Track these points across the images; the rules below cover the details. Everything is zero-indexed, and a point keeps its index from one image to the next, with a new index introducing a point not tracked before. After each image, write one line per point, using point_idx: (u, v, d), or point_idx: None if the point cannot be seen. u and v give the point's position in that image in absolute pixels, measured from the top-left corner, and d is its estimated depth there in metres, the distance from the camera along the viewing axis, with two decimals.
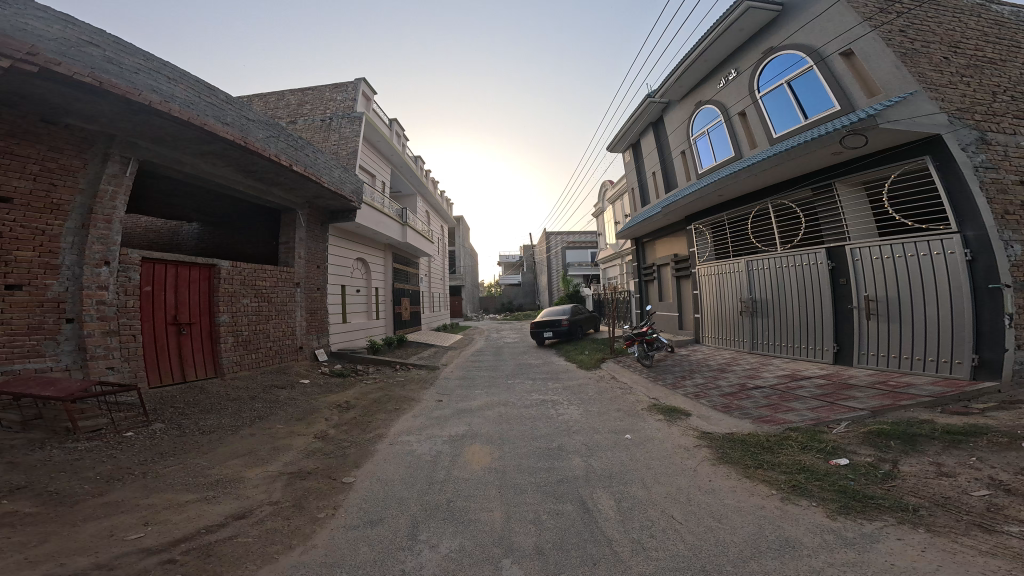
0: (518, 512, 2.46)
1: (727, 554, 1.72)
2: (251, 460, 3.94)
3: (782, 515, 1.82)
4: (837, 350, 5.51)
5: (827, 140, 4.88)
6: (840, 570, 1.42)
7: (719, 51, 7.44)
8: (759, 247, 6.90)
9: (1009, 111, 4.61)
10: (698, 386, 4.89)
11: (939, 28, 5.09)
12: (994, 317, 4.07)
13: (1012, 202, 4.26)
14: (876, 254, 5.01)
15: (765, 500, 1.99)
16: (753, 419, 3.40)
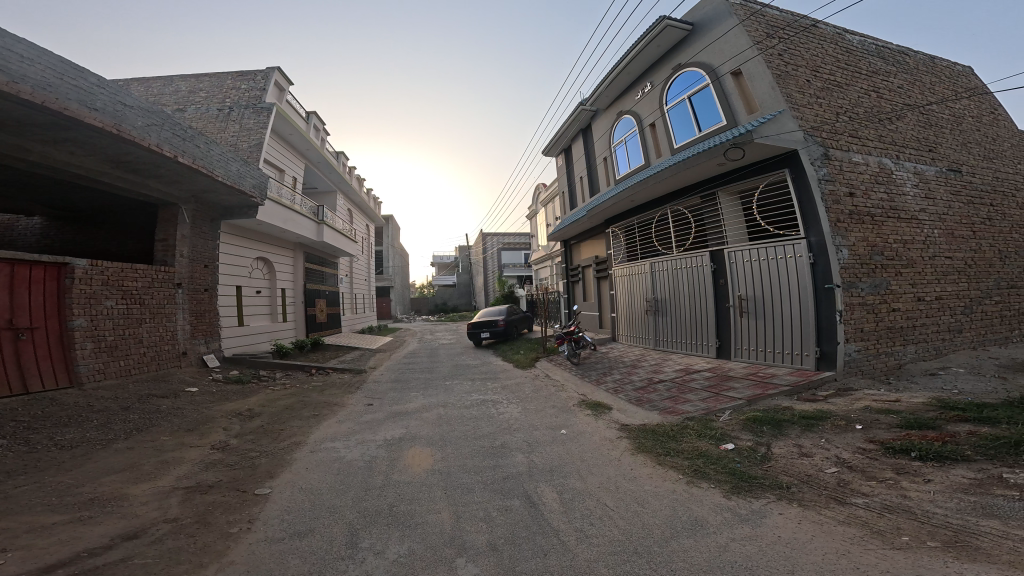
0: (469, 512, 2.62)
1: (653, 535, 2.02)
2: (133, 475, 3.42)
3: (689, 498, 2.24)
4: (720, 346, 6.47)
5: (715, 153, 5.61)
6: (741, 543, 1.80)
7: (639, 66, 7.89)
8: (659, 249, 7.74)
9: (846, 130, 5.71)
10: (616, 381, 5.54)
11: (807, 53, 6.04)
12: (829, 311, 5.11)
13: (842, 212, 5.32)
14: (746, 259, 6.02)
15: (675, 485, 2.41)
16: (659, 410, 4.06)
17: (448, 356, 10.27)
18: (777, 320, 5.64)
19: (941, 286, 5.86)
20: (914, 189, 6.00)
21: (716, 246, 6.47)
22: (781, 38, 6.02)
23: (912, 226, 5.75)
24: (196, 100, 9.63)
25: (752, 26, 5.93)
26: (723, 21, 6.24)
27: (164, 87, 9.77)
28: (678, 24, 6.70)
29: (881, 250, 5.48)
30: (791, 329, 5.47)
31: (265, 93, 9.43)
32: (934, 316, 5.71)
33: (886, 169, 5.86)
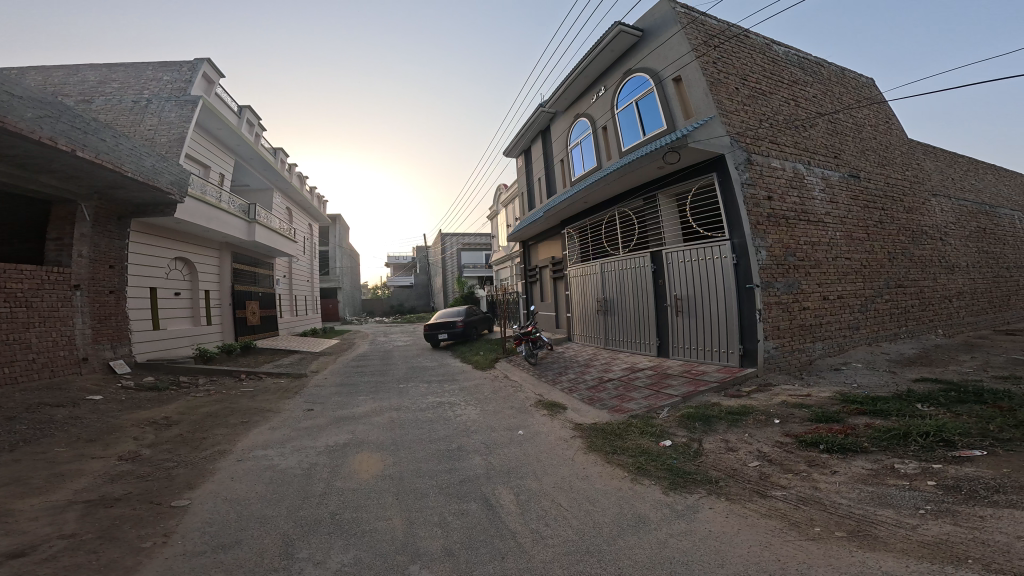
0: (421, 517, 2.62)
1: (601, 533, 2.12)
2: (21, 491, 3.02)
3: (634, 495, 2.39)
4: (659, 345, 6.87)
5: (654, 156, 5.92)
6: (677, 538, 1.95)
7: (595, 71, 8.10)
8: (607, 250, 8.10)
9: (767, 136, 6.22)
10: (570, 380, 5.78)
11: (738, 61, 6.46)
12: (750, 310, 5.57)
13: (762, 215, 5.79)
14: (682, 262, 6.42)
15: (620, 483, 2.56)
16: (608, 409, 4.32)
17: (399, 359, 10.12)
18: (707, 320, 6.08)
19: (843, 285, 6.62)
20: (821, 194, 6.70)
21: (656, 248, 6.85)
22: (718, 47, 6.35)
23: (820, 228, 6.42)
24: (107, 91, 8.96)
25: (693, 32, 6.18)
26: (667, 28, 6.47)
27: (69, 76, 8.91)
28: (630, 31, 6.89)
29: (794, 251, 6.07)
30: (720, 328, 5.90)
31: (189, 84, 9.20)
32: (838, 312, 6.44)
33: (799, 175, 6.47)
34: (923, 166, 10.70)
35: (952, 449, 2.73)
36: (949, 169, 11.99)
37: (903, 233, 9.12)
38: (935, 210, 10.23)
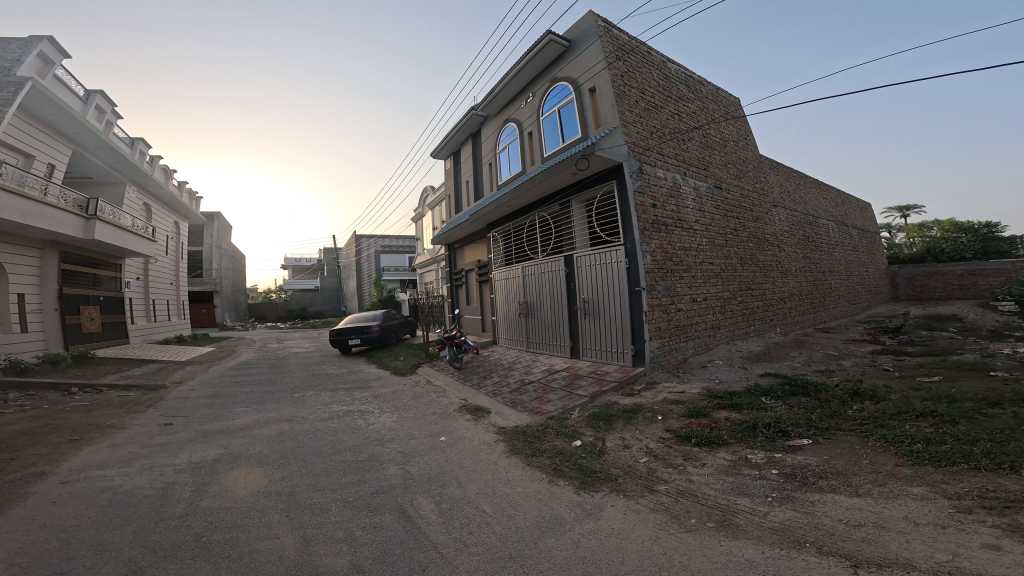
0: (325, 534, 2.53)
1: (522, 538, 2.27)
2: None
3: (551, 498, 2.68)
4: (571, 347, 7.42)
5: (567, 162, 6.47)
6: (588, 537, 2.17)
7: (524, 78, 8.75)
8: (529, 255, 8.71)
9: (655, 148, 6.89)
10: (495, 384, 6.57)
11: (641, 77, 7.03)
12: (637, 310, 6.23)
13: (648, 221, 6.45)
14: (590, 267, 7.05)
15: (541, 485, 2.91)
16: (529, 411, 5.09)
17: (293, 370, 9.71)
18: (606, 321, 6.70)
19: (707, 288, 7.65)
20: (692, 203, 7.68)
21: (568, 252, 7.43)
22: (623, 61, 6.89)
23: (691, 235, 7.32)
24: None
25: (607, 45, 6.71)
26: (587, 40, 6.99)
27: None
28: (557, 40, 7.36)
29: (671, 256, 6.80)
30: (616, 328, 6.52)
31: (15, 64, 8.70)
32: (704, 314, 7.45)
33: (676, 185, 7.29)
34: (767, 180, 12.61)
35: (784, 439, 4.07)
36: (787, 183, 14.42)
37: (752, 240, 10.88)
38: (774, 220, 12.28)
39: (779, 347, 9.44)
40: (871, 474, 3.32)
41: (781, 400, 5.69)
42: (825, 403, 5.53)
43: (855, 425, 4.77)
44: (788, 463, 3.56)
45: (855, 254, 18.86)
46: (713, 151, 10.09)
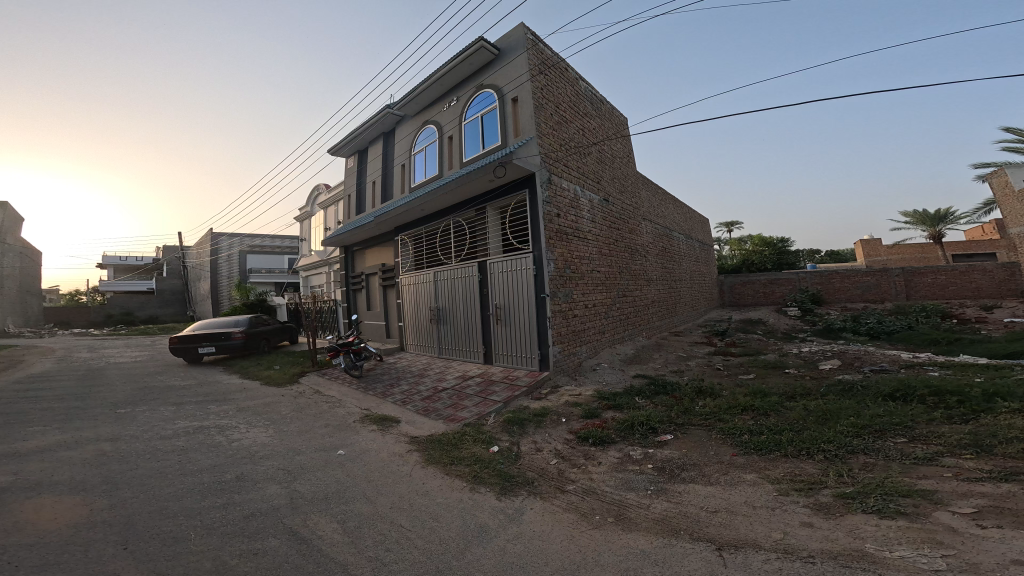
0: (193, 564, 2.61)
1: (450, 548, 2.88)
2: None
3: (474, 505, 3.55)
4: (484, 352, 9.16)
5: (487, 168, 8.04)
6: (512, 540, 2.93)
7: (453, 82, 10.62)
8: (443, 260, 10.41)
9: (561, 161, 8.66)
10: (405, 393, 7.70)
11: (553, 94, 8.86)
12: (543, 320, 7.90)
13: (553, 230, 8.12)
14: (502, 276, 8.75)
15: (463, 493, 3.82)
16: (444, 418, 6.22)
17: (110, 384, 8.62)
18: (512, 330, 8.44)
19: (596, 294, 9.48)
20: (587, 214, 9.41)
21: (486, 259, 9.05)
22: (544, 75, 8.74)
23: (585, 245, 8.95)
24: None
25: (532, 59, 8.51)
26: (518, 50, 8.73)
27: None
28: (489, 49, 9.24)
29: (569, 266, 8.44)
30: (522, 337, 8.25)
31: None
32: (594, 318, 9.29)
33: (576, 197, 9.06)
34: (638, 197, 14.06)
35: (652, 435, 5.23)
36: (656, 199, 16.71)
37: (627, 249, 12.17)
38: (642, 232, 13.92)
39: (645, 350, 10.66)
40: (715, 466, 4.43)
41: (650, 399, 6.77)
42: (679, 402, 6.53)
43: (704, 419, 5.74)
44: (659, 458, 4.62)
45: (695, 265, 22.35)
46: (604, 165, 11.13)
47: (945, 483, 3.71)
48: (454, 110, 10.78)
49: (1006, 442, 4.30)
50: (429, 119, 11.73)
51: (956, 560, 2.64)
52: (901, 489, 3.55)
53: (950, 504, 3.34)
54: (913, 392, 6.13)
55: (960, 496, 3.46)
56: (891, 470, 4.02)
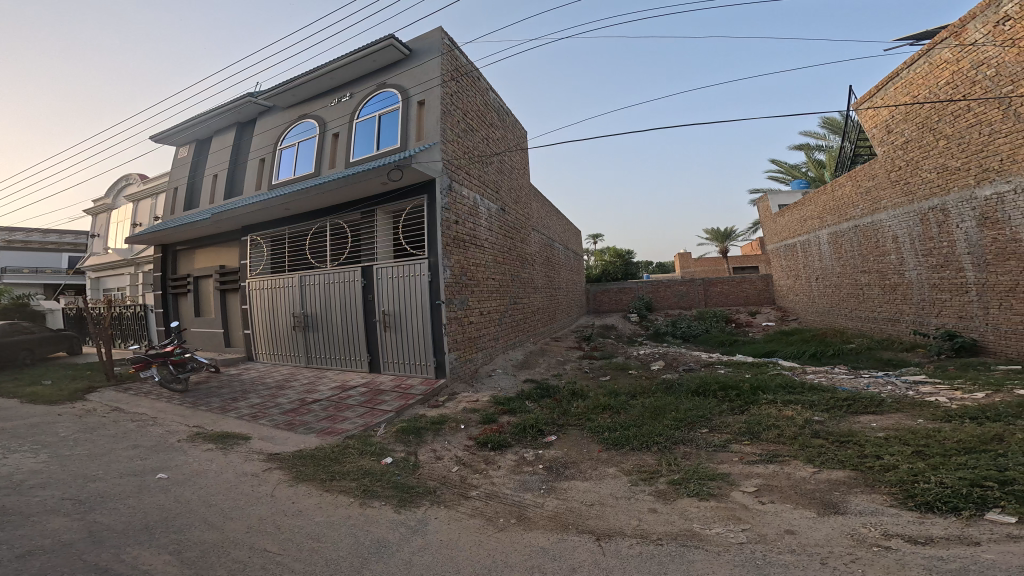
0: None
1: (342, 566, 2.90)
2: None
3: (365, 520, 3.56)
4: (370, 360, 9.25)
5: (381, 172, 8.12)
6: (416, 552, 3.07)
7: (345, 76, 10.72)
8: (312, 262, 10.21)
9: (463, 168, 9.39)
10: (252, 408, 7.17)
11: (457, 101, 9.59)
12: (438, 326, 8.30)
13: (450, 237, 8.60)
14: (392, 281, 8.92)
15: (350, 509, 3.76)
16: (319, 432, 5.89)
17: None
18: (404, 338, 8.73)
19: (490, 302, 10.13)
20: (484, 221, 10.22)
21: (374, 265, 9.10)
22: (457, 81, 9.71)
23: (479, 252, 9.64)
24: None
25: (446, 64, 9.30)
26: (433, 53, 9.38)
27: None
28: (399, 48, 9.70)
29: (466, 272, 9.04)
30: (415, 345, 8.58)
31: None
32: (488, 326, 9.91)
33: (475, 205, 9.81)
34: (529, 208, 14.71)
35: (540, 437, 5.66)
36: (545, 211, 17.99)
37: (518, 258, 12.75)
38: (531, 241, 14.67)
39: (533, 356, 11.34)
40: (589, 462, 4.92)
41: (538, 401, 7.33)
42: (560, 403, 7.13)
43: (578, 419, 6.32)
44: (548, 458, 5.03)
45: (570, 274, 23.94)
46: (503, 176, 11.84)
47: (736, 466, 4.67)
48: (352, 102, 10.67)
49: (767, 429, 5.58)
50: (307, 114, 11.58)
51: (751, 532, 3.36)
52: (709, 474, 4.38)
53: (740, 484, 4.22)
54: (708, 388, 7.56)
55: (747, 477, 4.39)
56: (702, 458, 4.91)
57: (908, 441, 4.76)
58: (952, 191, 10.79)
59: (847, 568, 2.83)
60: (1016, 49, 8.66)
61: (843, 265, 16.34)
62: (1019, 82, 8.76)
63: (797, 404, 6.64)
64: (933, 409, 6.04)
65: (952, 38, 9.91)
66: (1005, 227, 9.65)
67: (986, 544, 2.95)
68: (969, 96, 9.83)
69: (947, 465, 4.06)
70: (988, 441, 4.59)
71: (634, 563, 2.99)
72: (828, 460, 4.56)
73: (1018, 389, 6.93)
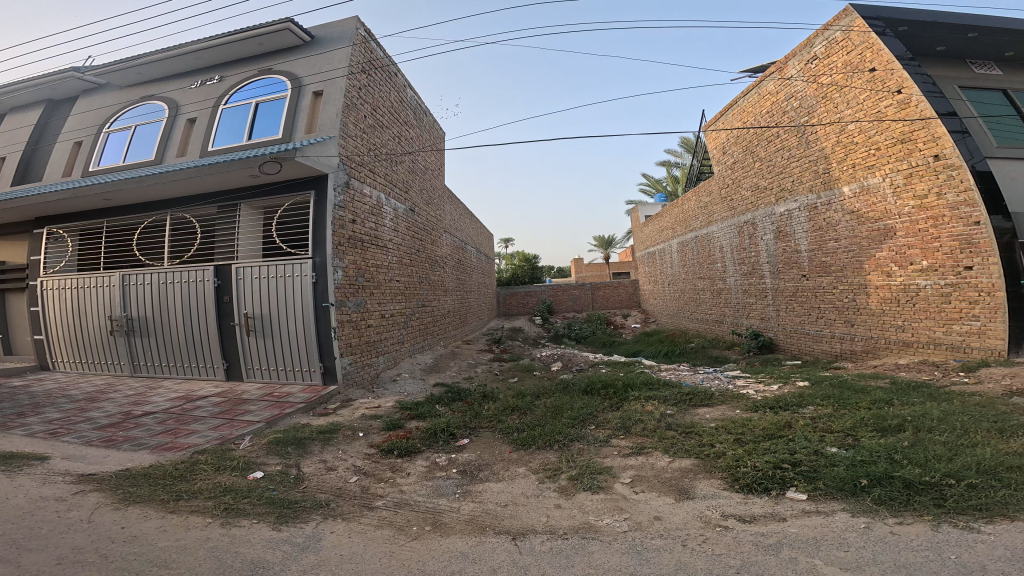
0: None
1: None
2: None
3: (235, 540, 3.19)
4: (228, 366, 8.60)
5: (251, 164, 7.54)
6: (301, 569, 2.83)
7: (221, 55, 9.99)
8: (143, 261, 9.28)
9: (367, 165, 9.04)
10: (53, 424, 6.04)
11: (365, 94, 9.26)
12: (325, 328, 7.82)
13: (344, 237, 8.12)
14: (252, 282, 8.32)
15: (213, 529, 3.34)
16: (151, 448, 5.12)
17: None
18: (270, 343, 8.24)
19: (393, 305, 9.79)
20: (389, 222, 9.89)
21: (232, 265, 8.39)
22: (369, 74, 9.50)
23: (380, 252, 9.31)
24: None
25: (356, 56, 8.96)
26: (344, 41, 9.07)
27: None
28: (297, 31, 9.27)
29: (363, 274, 8.67)
30: (286, 349, 8.13)
31: None
32: (391, 330, 9.55)
33: (378, 204, 9.47)
34: (441, 210, 14.52)
35: (453, 440, 5.59)
36: (457, 213, 17.84)
37: (427, 261, 12.50)
38: (442, 243, 14.46)
39: (442, 359, 11.15)
40: (501, 463, 4.95)
41: (449, 405, 7.23)
42: (471, 406, 7.08)
43: (490, 421, 6.35)
44: (461, 461, 4.96)
45: (482, 277, 23.98)
46: (414, 176, 11.59)
47: (616, 460, 5.01)
48: (227, 85, 9.87)
49: (636, 423, 6.08)
50: (162, 95, 10.48)
51: (631, 521, 3.63)
52: (597, 469, 4.65)
53: (621, 476, 4.54)
54: (596, 387, 8.08)
55: (624, 468, 4.74)
56: (591, 453, 5.19)
57: (732, 430, 5.49)
58: (760, 207, 13.29)
59: (701, 547, 3.18)
60: (816, 84, 10.81)
61: (688, 271, 18.96)
62: (813, 113, 10.98)
63: (654, 400, 7.34)
64: (745, 400, 7.10)
65: (776, 73, 12.05)
66: (790, 240, 12.17)
67: (790, 520, 3.52)
68: (780, 124, 12.07)
69: (758, 450, 4.77)
70: (782, 428, 5.46)
71: (549, 560, 3.03)
72: (679, 449, 5.12)
73: (797, 380, 8.58)
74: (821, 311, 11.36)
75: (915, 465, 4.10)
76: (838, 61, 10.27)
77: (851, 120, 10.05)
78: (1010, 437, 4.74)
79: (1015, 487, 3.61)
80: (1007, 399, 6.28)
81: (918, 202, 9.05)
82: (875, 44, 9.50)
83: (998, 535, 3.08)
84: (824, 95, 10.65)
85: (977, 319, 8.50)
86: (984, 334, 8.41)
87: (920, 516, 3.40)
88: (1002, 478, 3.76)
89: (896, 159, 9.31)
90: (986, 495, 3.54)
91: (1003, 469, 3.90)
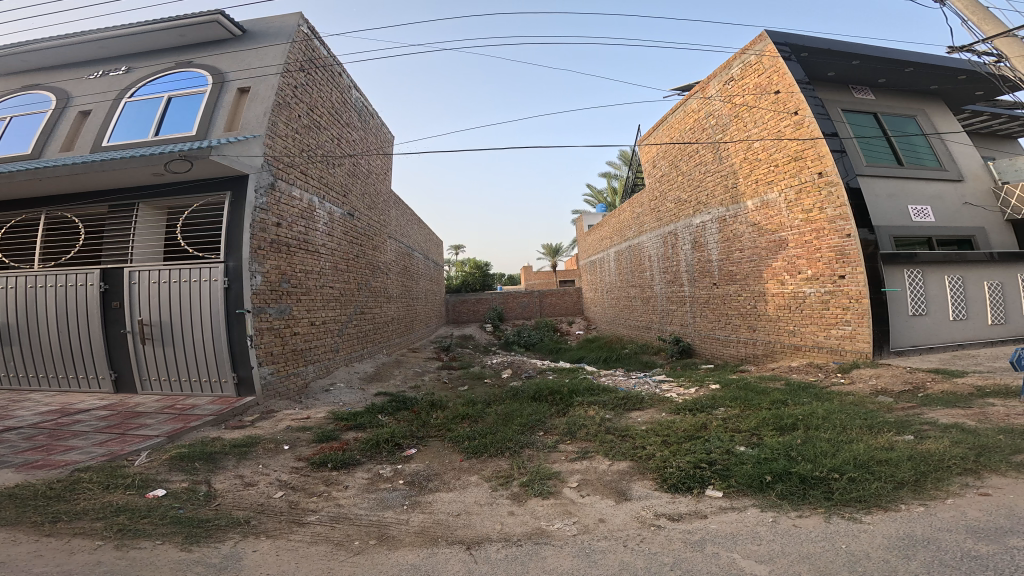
0: None
1: None
2: None
3: (134, 564, 2.75)
4: (117, 379, 7.69)
5: (154, 162, 6.84)
6: None
7: (128, 44, 9.09)
8: (7, 264, 8.09)
9: (298, 167, 8.53)
10: None
11: (302, 93, 8.75)
12: (240, 339, 7.19)
13: (264, 240, 7.55)
14: (148, 288, 7.52)
15: (108, 552, 2.88)
16: (22, 466, 4.38)
17: None
18: (171, 354, 7.48)
19: (325, 311, 9.25)
20: (322, 227, 9.36)
21: (126, 268, 7.54)
22: (309, 72, 9.03)
23: (311, 257, 8.77)
24: None
25: (293, 53, 8.45)
26: (281, 37, 8.53)
27: None
28: (229, 25, 8.60)
29: (288, 279, 8.10)
30: (190, 361, 7.40)
31: None
32: (322, 337, 8.99)
33: (310, 207, 8.93)
34: (386, 215, 14.01)
35: (398, 450, 5.28)
36: (403, 219, 17.31)
37: (368, 266, 11.98)
38: (386, 249, 13.94)
39: (384, 368, 10.64)
40: (452, 472, 4.72)
41: (391, 415, 6.87)
42: (417, 415, 6.75)
43: (439, 430, 6.07)
44: (408, 472, 4.67)
45: (429, 283, 23.47)
46: (354, 180, 11.07)
47: (563, 464, 4.93)
48: (134, 77, 8.96)
49: (580, 428, 6.06)
50: (52, 84, 9.35)
51: (579, 524, 3.54)
52: (546, 474, 4.54)
53: (568, 480, 4.46)
54: (543, 394, 8.04)
55: (571, 472, 4.68)
56: (540, 459, 5.09)
57: (660, 431, 5.61)
58: (681, 219, 14.09)
59: (640, 546, 3.16)
60: (731, 104, 11.60)
61: (622, 279, 19.66)
62: (726, 130, 11.76)
63: (596, 404, 7.41)
64: (671, 403, 7.36)
65: (699, 93, 12.81)
66: (705, 250, 12.94)
67: (711, 516, 3.60)
68: (699, 140, 12.84)
69: (681, 451, 4.89)
70: (700, 429, 5.66)
71: (504, 567, 2.87)
72: (619, 451, 5.14)
73: (710, 383, 9.04)
74: (728, 317, 12.15)
75: (806, 461, 4.32)
76: (750, 82, 11.03)
77: (757, 139, 10.84)
78: (879, 432, 5.18)
79: (885, 479, 3.89)
80: (874, 397, 6.93)
81: (806, 215, 9.87)
82: (782, 68, 10.19)
83: (877, 524, 3.29)
84: (736, 114, 11.43)
85: (848, 323, 9.32)
86: (854, 338, 9.23)
87: (816, 508, 3.58)
88: (875, 471, 4.03)
89: (791, 175, 10.10)
90: (864, 487, 3.79)
91: (874, 462, 4.20)
